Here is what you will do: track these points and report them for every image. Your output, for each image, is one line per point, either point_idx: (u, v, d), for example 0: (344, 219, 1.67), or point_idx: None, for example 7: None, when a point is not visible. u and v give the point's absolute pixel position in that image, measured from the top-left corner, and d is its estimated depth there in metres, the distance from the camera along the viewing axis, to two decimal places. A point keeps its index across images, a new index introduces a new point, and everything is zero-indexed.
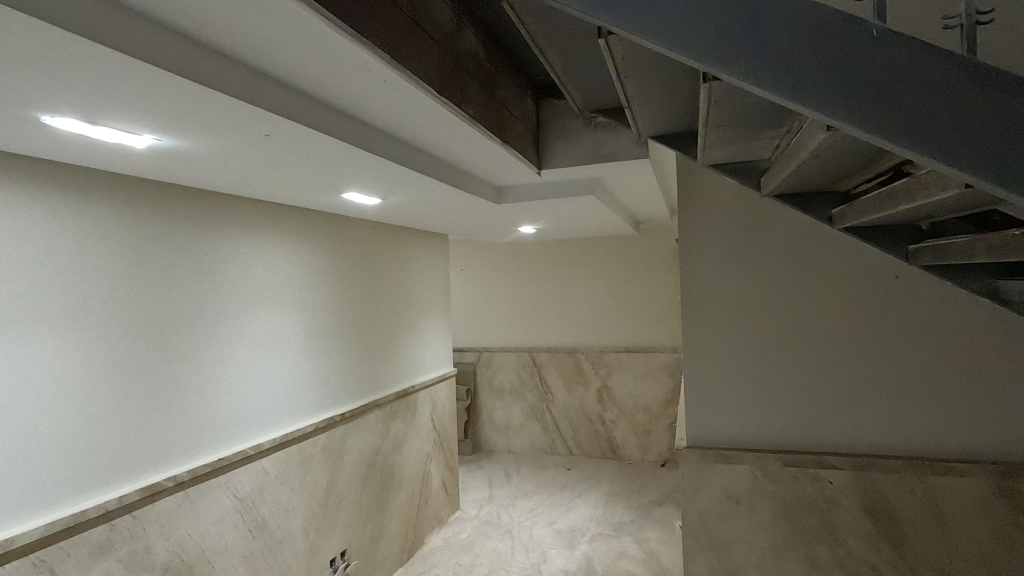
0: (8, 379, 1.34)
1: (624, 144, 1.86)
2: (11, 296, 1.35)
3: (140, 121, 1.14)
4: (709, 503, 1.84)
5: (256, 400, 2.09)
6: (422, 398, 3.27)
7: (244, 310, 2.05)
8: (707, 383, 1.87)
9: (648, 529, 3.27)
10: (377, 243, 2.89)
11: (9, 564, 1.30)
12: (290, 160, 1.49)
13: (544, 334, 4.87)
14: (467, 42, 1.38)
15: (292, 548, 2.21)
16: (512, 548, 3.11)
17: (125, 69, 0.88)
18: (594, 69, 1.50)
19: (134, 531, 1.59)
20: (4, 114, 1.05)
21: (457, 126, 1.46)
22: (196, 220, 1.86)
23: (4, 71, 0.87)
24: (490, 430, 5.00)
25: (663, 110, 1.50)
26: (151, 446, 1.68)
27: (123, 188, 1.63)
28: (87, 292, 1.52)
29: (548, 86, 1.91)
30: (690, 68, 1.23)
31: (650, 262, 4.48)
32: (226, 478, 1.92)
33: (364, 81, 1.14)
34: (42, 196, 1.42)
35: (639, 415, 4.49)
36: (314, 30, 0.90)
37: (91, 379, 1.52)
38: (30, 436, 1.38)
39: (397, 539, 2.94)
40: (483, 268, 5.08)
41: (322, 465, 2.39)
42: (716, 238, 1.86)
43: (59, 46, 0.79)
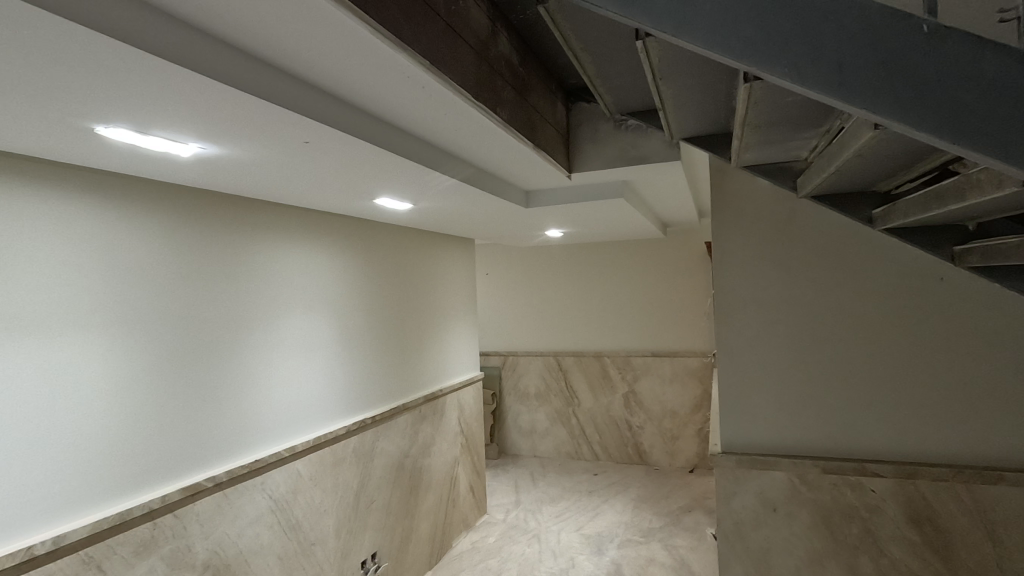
0: (61, 380, 1.40)
1: (656, 146, 1.85)
2: (64, 301, 1.40)
3: (185, 130, 1.17)
4: (744, 510, 1.81)
5: (290, 402, 2.12)
6: (450, 401, 3.29)
7: (279, 315, 2.09)
8: (741, 388, 1.84)
9: (678, 536, 3.22)
10: (406, 248, 2.92)
11: (60, 560, 1.34)
12: (326, 166, 1.52)
13: (569, 338, 4.85)
14: (501, 47, 1.40)
15: (325, 550, 2.24)
16: (541, 553, 3.09)
17: (174, 78, 0.91)
18: (627, 72, 1.49)
19: (177, 530, 1.63)
20: (61, 125, 1.10)
21: (491, 131, 1.47)
22: (235, 226, 1.91)
23: (67, 84, 0.91)
24: (516, 435, 5.01)
25: (698, 111, 1.48)
26: (192, 448, 1.72)
27: (168, 196, 1.68)
28: (131, 297, 1.57)
29: (579, 90, 1.91)
30: (728, 68, 1.21)
31: (678, 265, 4.43)
32: (261, 479, 1.95)
33: (403, 87, 1.15)
34: (93, 204, 1.48)
35: (666, 419, 4.45)
36: (357, 37, 0.92)
37: (136, 381, 1.57)
38: (79, 436, 1.43)
39: (426, 542, 2.96)
40: (508, 272, 5.09)
41: (354, 467, 2.42)
42: (750, 240, 1.83)
43: (119, 59, 0.82)
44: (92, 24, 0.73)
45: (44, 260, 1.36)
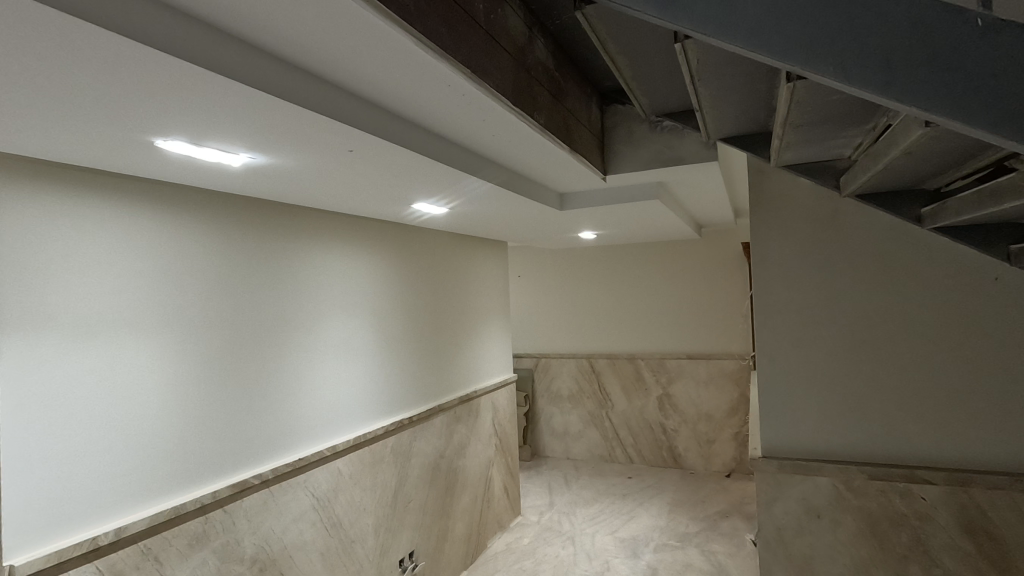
0: (123, 380, 1.48)
1: (693, 147, 1.83)
2: (120, 304, 1.47)
3: (236, 141, 1.23)
4: (786, 516, 1.77)
5: (331, 402, 2.18)
6: (484, 403, 3.32)
7: (321, 318, 2.15)
8: (782, 391, 1.81)
9: (715, 541, 3.17)
10: (442, 252, 2.96)
11: (121, 551, 1.42)
12: (368, 173, 1.56)
13: (603, 340, 4.82)
14: (538, 52, 1.41)
15: (364, 547, 2.29)
16: (575, 555, 3.09)
17: (230, 93, 0.96)
18: (664, 73, 1.48)
19: (226, 524, 1.70)
20: (125, 139, 1.17)
21: (527, 135, 1.48)
22: (279, 233, 1.98)
23: (133, 102, 0.97)
24: (549, 437, 5.01)
25: (737, 111, 1.47)
26: (240, 446, 1.79)
27: (217, 205, 1.75)
28: (184, 302, 1.64)
29: (614, 92, 1.90)
30: (769, 67, 1.20)
31: (713, 266, 4.37)
32: (305, 477, 2.01)
33: (444, 95, 1.18)
34: (149, 214, 1.55)
35: (701, 423, 4.38)
36: (403, 49, 0.95)
37: (189, 382, 1.64)
38: (136, 434, 1.50)
39: (462, 542, 2.99)
40: (541, 274, 5.10)
41: (392, 467, 2.47)
42: (790, 241, 1.80)
43: (183, 77, 0.88)
44: (154, 42, 0.77)
45: (106, 266, 1.45)
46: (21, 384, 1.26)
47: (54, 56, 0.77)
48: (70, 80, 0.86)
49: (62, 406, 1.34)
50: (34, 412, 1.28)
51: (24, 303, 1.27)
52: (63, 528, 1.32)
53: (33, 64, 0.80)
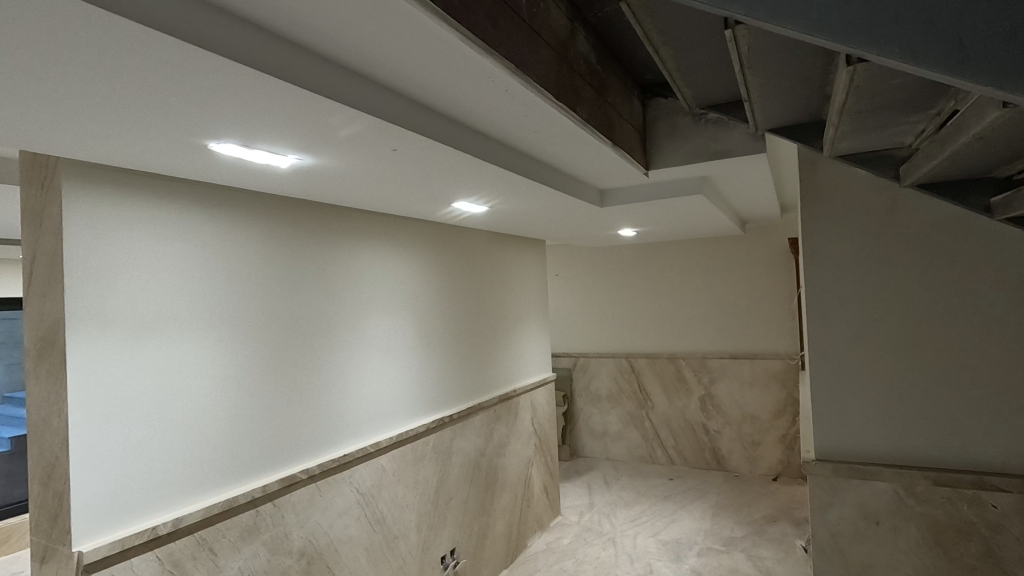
0: (180, 377, 1.53)
1: (739, 139, 1.77)
2: (176, 303, 1.53)
3: (285, 142, 1.25)
4: (842, 522, 1.70)
5: (374, 400, 2.21)
6: (524, 402, 3.32)
7: (364, 316, 2.18)
8: (836, 392, 1.73)
9: (762, 546, 3.08)
10: (480, 251, 2.97)
11: (179, 541, 1.47)
12: (409, 172, 1.57)
13: (642, 340, 4.74)
14: (580, 46, 1.39)
15: (407, 543, 2.31)
16: (617, 557, 3.05)
17: (279, 94, 0.97)
18: (710, 63, 1.44)
19: (275, 518, 1.74)
20: (180, 143, 1.21)
21: (570, 130, 1.46)
22: (324, 233, 2.01)
23: (188, 105, 1.00)
24: (587, 437, 4.96)
25: (788, 100, 1.41)
26: (287, 442, 1.83)
27: (265, 207, 1.80)
28: (236, 302, 1.69)
29: (656, 85, 1.86)
30: (824, 51, 1.15)
31: (758, 264, 4.24)
32: (349, 473, 2.04)
33: (487, 91, 1.17)
34: (202, 216, 1.60)
35: (746, 424, 4.27)
36: (449, 45, 0.95)
37: (239, 379, 1.69)
38: (193, 429, 1.55)
39: (502, 541, 2.99)
40: (578, 272, 5.04)
41: (433, 465, 2.49)
42: (844, 233, 1.72)
43: (235, 79, 0.90)
44: (205, 43, 0.79)
45: (165, 268, 1.50)
46: (88, 380, 1.33)
47: (111, 59, 0.80)
48: (126, 83, 0.89)
49: (126, 401, 1.40)
50: (100, 406, 1.35)
51: (90, 303, 1.33)
52: (126, 518, 1.38)
53: (93, 68, 0.82)
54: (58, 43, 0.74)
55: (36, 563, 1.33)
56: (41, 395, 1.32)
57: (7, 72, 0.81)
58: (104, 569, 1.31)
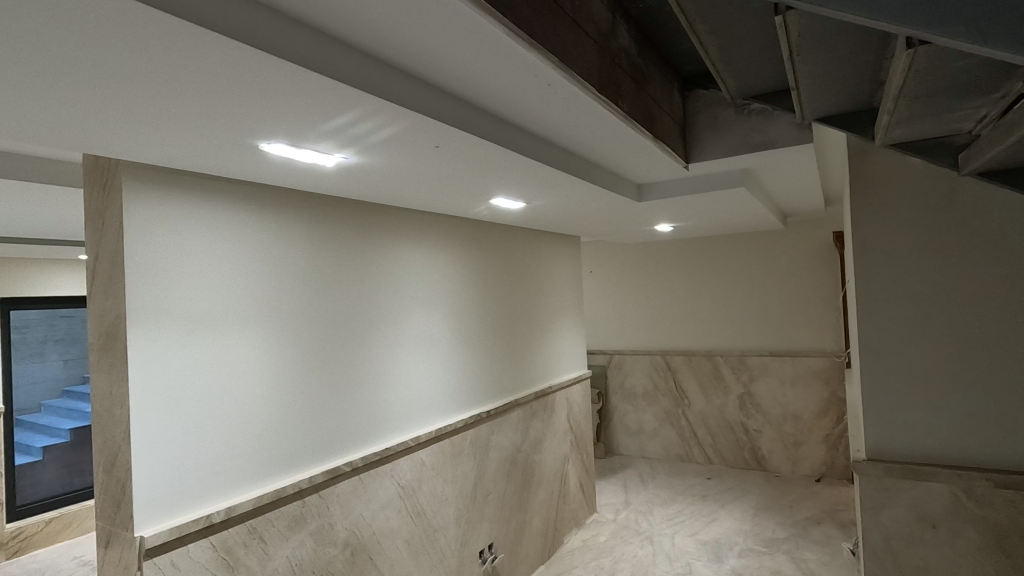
0: (232, 371, 1.58)
1: (784, 130, 1.73)
2: (227, 299, 1.58)
3: (331, 140, 1.28)
4: (895, 524, 1.64)
5: (414, 395, 2.24)
6: (559, 398, 3.31)
7: (404, 313, 2.21)
8: (889, 390, 1.67)
9: (806, 549, 2.99)
10: (516, 247, 2.97)
11: (231, 528, 1.53)
12: (450, 169, 1.58)
13: (679, 337, 4.68)
14: (621, 39, 1.38)
15: (446, 537, 2.34)
16: (655, 556, 3.01)
17: (326, 92, 0.99)
18: (755, 51, 1.40)
19: (321, 509, 1.79)
20: (233, 143, 1.25)
21: (610, 123, 1.45)
22: (365, 231, 2.05)
23: (241, 105, 1.03)
24: (622, 434, 4.91)
25: (838, 87, 1.36)
26: (332, 435, 1.87)
27: (310, 205, 1.84)
28: (282, 299, 1.74)
29: (697, 77, 1.82)
30: (879, 35, 1.10)
31: (800, 258, 4.13)
32: (391, 466, 2.08)
33: (530, 85, 1.17)
34: (249, 216, 1.65)
35: (787, 423, 4.17)
36: (494, 40, 0.96)
37: (286, 374, 1.74)
38: (244, 421, 1.61)
39: (539, 537, 2.99)
40: (613, 269, 4.99)
41: (471, 459, 2.52)
42: (897, 226, 1.66)
43: (287, 79, 0.92)
44: (261, 45, 0.81)
45: (217, 266, 1.56)
46: (147, 374, 1.38)
47: (171, 62, 0.83)
48: (180, 84, 0.92)
49: (182, 394, 1.46)
50: (158, 399, 1.41)
51: (148, 300, 1.39)
52: (184, 505, 1.44)
53: (149, 70, 0.85)
54: (116, 46, 0.76)
55: (101, 548, 1.40)
56: (105, 388, 1.39)
57: (70, 75, 0.85)
58: (164, 554, 1.37)
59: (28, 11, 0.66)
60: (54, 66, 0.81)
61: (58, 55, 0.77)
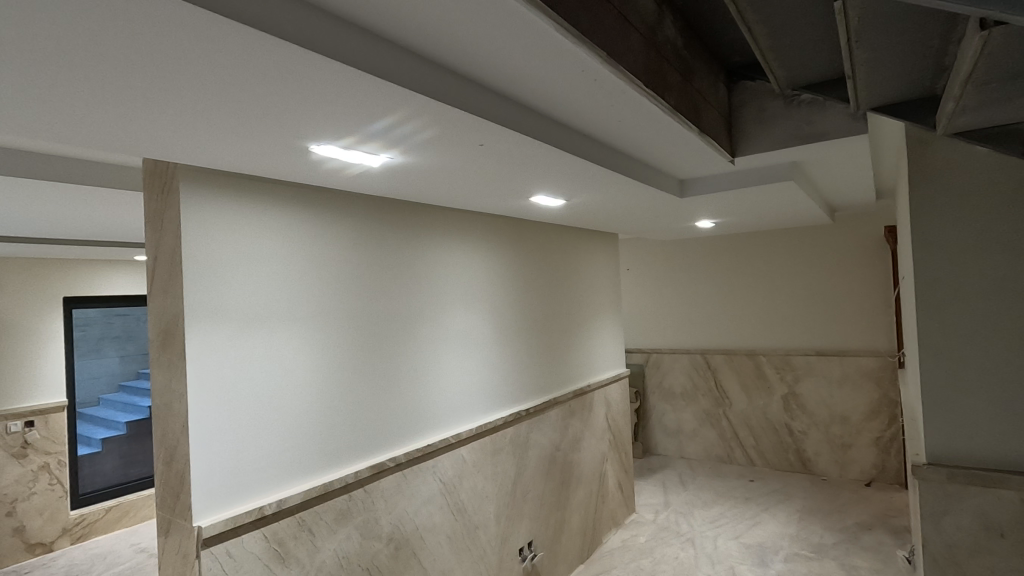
0: (281, 368, 1.62)
1: (836, 121, 1.67)
2: (278, 298, 1.62)
3: (378, 141, 1.30)
4: (959, 531, 1.57)
5: (455, 393, 2.25)
6: (598, 397, 3.28)
7: (445, 311, 2.23)
8: (952, 391, 1.59)
9: (857, 555, 2.89)
10: (554, 246, 2.96)
11: (283, 520, 1.57)
12: (493, 167, 1.58)
13: (720, 335, 4.58)
14: (667, 31, 1.35)
15: (487, 534, 2.36)
16: (697, 558, 2.96)
17: (376, 93, 1.01)
18: (808, 38, 1.35)
19: (366, 503, 1.83)
20: (286, 146, 1.28)
21: (656, 118, 1.43)
22: (408, 231, 2.07)
23: (294, 107, 1.05)
24: (660, 434, 4.84)
25: (897, 74, 1.30)
26: (377, 431, 1.90)
27: (354, 206, 1.87)
28: (329, 297, 1.77)
29: (742, 68, 1.77)
30: (945, 17, 1.05)
31: (848, 255, 3.99)
32: (432, 463, 2.10)
33: (576, 80, 1.17)
34: (297, 216, 1.68)
35: (835, 425, 4.03)
36: (543, 35, 0.95)
37: (333, 370, 1.77)
38: (294, 416, 1.65)
39: (577, 536, 2.98)
40: (651, 266, 4.92)
41: (511, 457, 2.52)
42: (960, 219, 1.58)
43: (342, 80, 0.94)
44: (317, 48, 0.83)
45: (267, 265, 1.60)
46: (204, 370, 1.43)
47: (232, 65, 0.85)
48: (232, 86, 0.94)
49: (235, 389, 1.51)
50: (214, 394, 1.46)
51: (204, 298, 1.44)
52: (239, 496, 1.49)
53: (205, 72, 0.87)
54: (180, 52, 0.79)
55: (162, 536, 1.46)
56: (164, 383, 1.45)
57: (130, 80, 0.87)
58: (220, 543, 1.42)
59: (93, 18, 0.68)
60: (115, 71, 0.84)
61: (119, 60, 0.80)
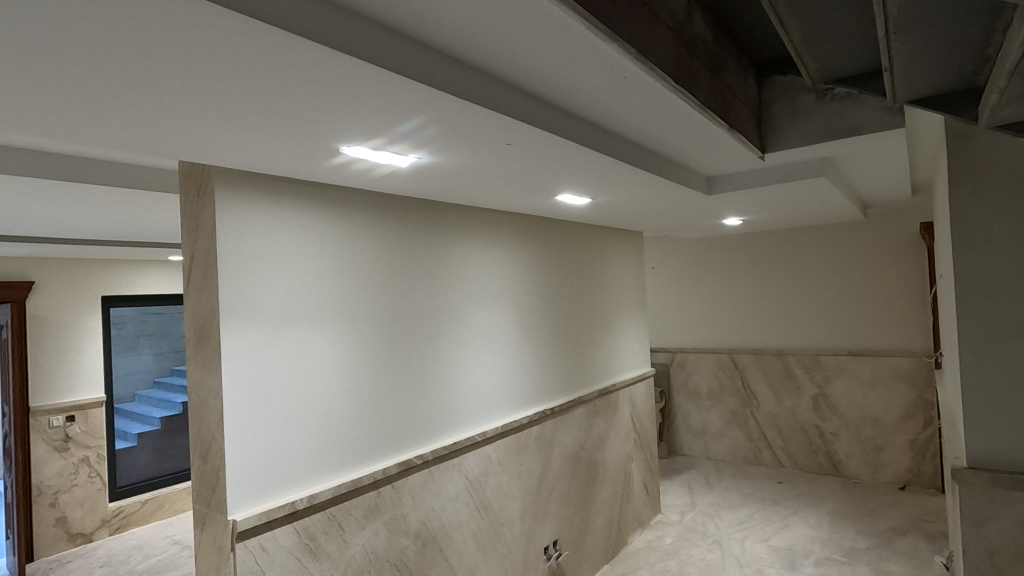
0: (311, 365, 1.65)
1: (872, 115, 1.62)
2: (308, 297, 1.65)
3: (407, 142, 1.32)
4: (1001, 538, 1.52)
5: (480, 391, 2.26)
6: (623, 397, 3.26)
7: (471, 310, 2.24)
8: (994, 393, 1.54)
9: (892, 561, 2.81)
10: (579, 244, 2.94)
11: (314, 515, 1.60)
12: (520, 166, 1.59)
13: (747, 335, 4.50)
14: (697, 27, 1.33)
15: (513, 532, 2.36)
16: (724, 561, 2.92)
17: (407, 93, 1.01)
18: (843, 30, 1.32)
19: (394, 499, 1.85)
20: (318, 147, 1.30)
21: (685, 114, 1.41)
22: (435, 231, 2.09)
23: (326, 109, 1.07)
24: (686, 434, 4.78)
25: (937, 66, 1.26)
26: (404, 429, 1.92)
27: (382, 206, 1.89)
28: (358, 296, 1.79)
29: (773, 62, 1.74)
30: (990, 6, 1.01)
31: (881, 252, 3.89)
32: (458, 461, 2.12)
33: (604, 78, 1.16)
34: (327, 216, 1.71)
35: (867, 426, 3.93)
36: (573, 33, 0.95)
37: (361, 368, 1.79)
38: (324, 413, 1.67)
39: (602, 536, 2.96)
40: (676, 265, 4.86)
41: (536, 456, 2.53)
42: (1005, 215, 1.52)
43: (374, 83, 0.96)
44: (350, 50, 0.84)
45: (298, 264, 1.63)
46: (238, 367, 1.47)
47: (266, 69, 0.87)
48: (265, 89, 0.95)
49: (268, 386, 1.54)
50: (248, 390, 1.49)
51: (238, 297, 1.47)
52: (272, 491, 1.52)
53: (239, 74, 0.89)
54: (217, 57, 0.81)
55: (197, 529, 1.50)
56: (200, 380, 1.49)
57: (167, 82, 0.89)
58: (254, 537, 1.45)
59: (133, 23, 0.70)
60: (154, 74, 0.85)
61: (158, 62, 0.81)
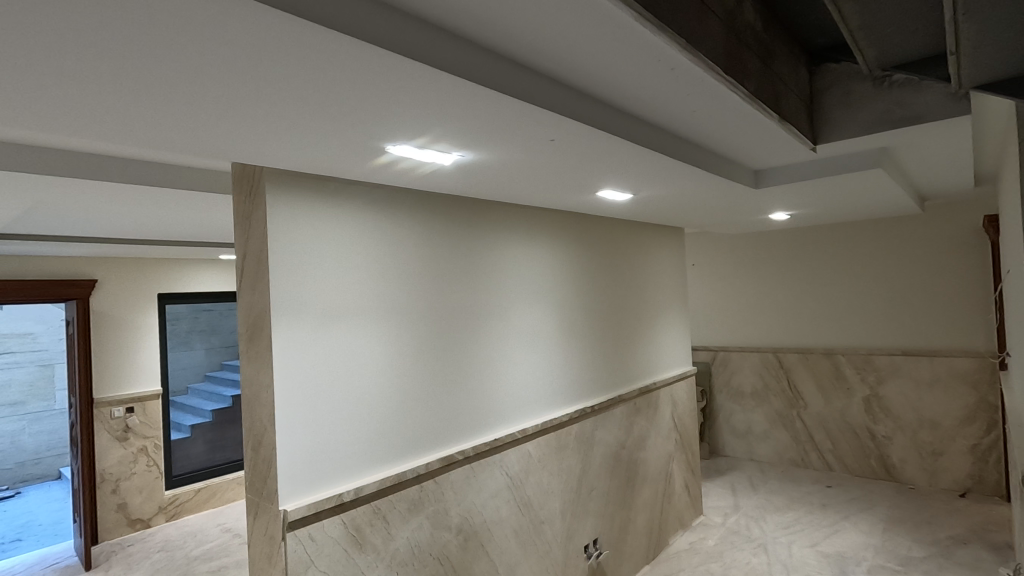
0: (357, 361, 1.69)
1: (934, 102, 1.54)
2: (354, 294, 1.68)
3: (451, 140, 1.33)
4: None
5: (521, 388, 2.26)
6: (664, 395, 3.21)
7: (511, 307, 2.24)
8: None
9: (951, 571, 2.68)
10: (620, 241, 2.91)
11: (359, 508, 1.64)
12: (563, 162, 1.58)
13: (793, 333, 4.36)
14: (746, 15, 1.30)
15: (553, 529, 2.36)
16: (771, 565, 2.84)
17: (453, 91, 1.02)
18: (903, 13, 1.26)
19: (437, 494, 1.87)
20: (365, 146, 1.33)
21: (734, 106, 1.37)
22: (476, 228, 2.10)
23: (373, 109, 1.09)
24: (728, 435, 4.67)
25: (1008, 48, 1.19)
26: (446, 425, 1.94)
27: (425, 203, 1.91)
28: (401, 293, 1.82)
29: (826, 49, 1.67)
30: None
31: (939, 247, 3.70)
32: (499, 457, 2.12)
33: (651, 70, 1.14)
34: (372, 215, 1.74)
35: (923, 429, 3.76)
36: (621, 26, 0.94)
37: (404, 364, 1.82)
38: (369, 408, 1.71)
39: (643, 537, 2.93)
40: (718, 262, 4.75)
41: (576, 453, 2.51)
42: None
43: (420, 81, 0.97)
44: (398, 49, 0.85)
45: (344, 262, 1.66)
46: (288, 362, 1.51)
47: (316, 70, 0.89)
48: (314, 89, 0.97)
49: (317, 380, 1.58)
50: (297, 384, 1.53)
51: (288, 294, 1.52)
52: (320, 483, 1.57)
53: (290, 76, 0.91)
54: (270, 58, 0.83)
55: (250, 517, 1.55)
56: (252, 374, 1.54)
57: (221, 84, 0.92)
58: (303, 527, 1.50)
59: (188, 26, 0.72)
60: (208, 76, 0.88)
61: (213, 65, 0.84)
